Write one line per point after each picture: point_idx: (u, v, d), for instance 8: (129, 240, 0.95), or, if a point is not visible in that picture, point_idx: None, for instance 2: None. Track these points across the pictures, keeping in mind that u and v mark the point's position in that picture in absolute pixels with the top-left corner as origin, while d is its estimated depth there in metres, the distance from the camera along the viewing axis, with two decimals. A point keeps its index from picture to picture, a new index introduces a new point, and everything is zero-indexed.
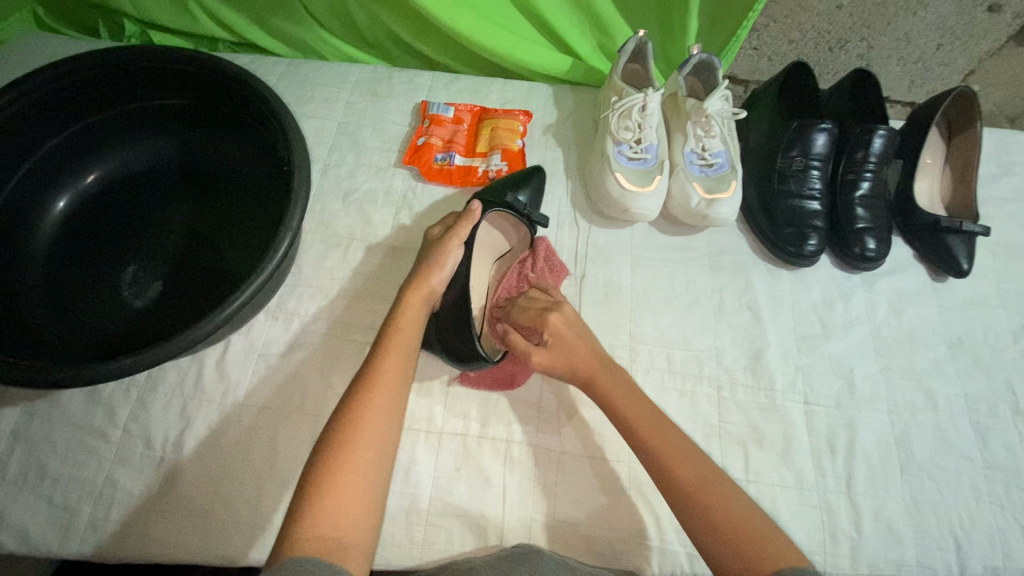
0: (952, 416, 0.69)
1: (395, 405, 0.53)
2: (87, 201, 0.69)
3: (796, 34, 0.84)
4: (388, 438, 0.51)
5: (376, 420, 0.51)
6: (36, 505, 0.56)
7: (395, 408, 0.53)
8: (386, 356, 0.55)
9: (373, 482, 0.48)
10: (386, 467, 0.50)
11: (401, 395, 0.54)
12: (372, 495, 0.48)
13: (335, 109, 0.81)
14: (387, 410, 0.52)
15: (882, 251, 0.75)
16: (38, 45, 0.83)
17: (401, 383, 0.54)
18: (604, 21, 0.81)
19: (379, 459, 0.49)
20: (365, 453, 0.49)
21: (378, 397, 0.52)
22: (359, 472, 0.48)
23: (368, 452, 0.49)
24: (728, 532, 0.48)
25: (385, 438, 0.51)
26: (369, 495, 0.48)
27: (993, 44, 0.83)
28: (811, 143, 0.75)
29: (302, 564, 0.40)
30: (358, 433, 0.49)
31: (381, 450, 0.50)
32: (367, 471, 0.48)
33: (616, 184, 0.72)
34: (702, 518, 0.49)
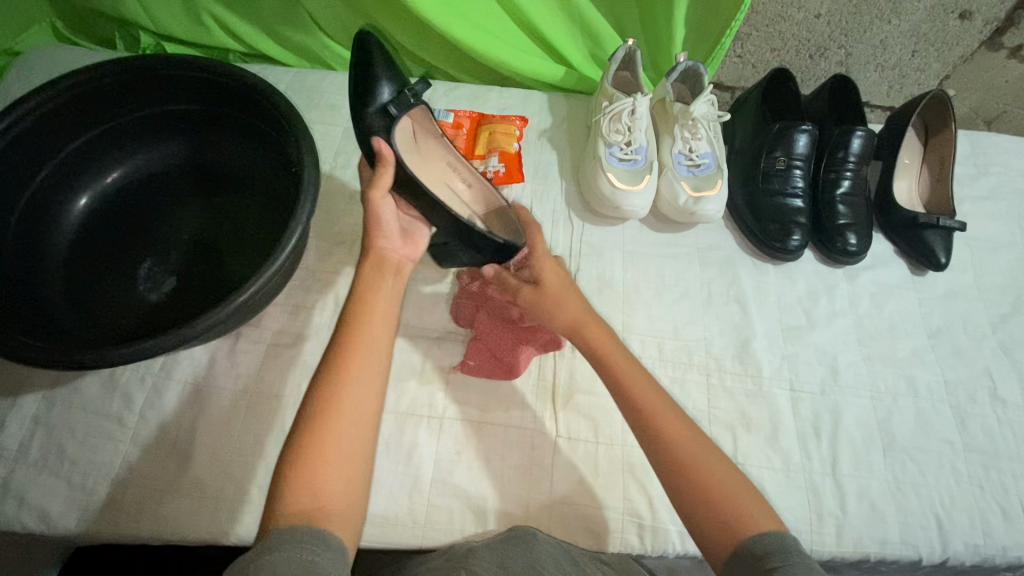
0: (932, 402, 0.72)
1: (373, 375, 0.51)
2: (106, 201, 0.72)
3: (778, 43, 0.89)
4: (370, 403, 0.50)
5: (352, 393, 0.49)
6: (56, 487, 0.59)
7: (376, 375, 0.51)
8: (358, 328, 0.53)
9: (358, 448, 0.48)
10: (372, 432, 0.49)
11: (380, 362, 0.52)
12: (359, 461, 0.47)
13: (340, 115, 0.85)
14: (364, 382, 0.50)
15: (863, 246, 0.79)
16: (60, 56, 0.87)
17: (379, 350, 0.53)
18: (595, 31, 0.85)
19: (363, 425, 0.49)
20: (348, 420, 0.48)
21: (352, 366, 0.50)
22: (340, 444, 0.47)
23: (351, 419, 0.48)
24: (711, 499, 0.49)
25: (367, 403, 0.50)
26: (355, 461, 0.47)
27: (965, 50, 0.88)
28: (794, 143, 0.79)
29: (290, 539, 0.40)
30: (335, 404, 0.48)
31: (364, 416, 0.49)
32: (349, 437, 0.47)
33: (608, 183, 0.76)
34: (690, 486, 0.50)
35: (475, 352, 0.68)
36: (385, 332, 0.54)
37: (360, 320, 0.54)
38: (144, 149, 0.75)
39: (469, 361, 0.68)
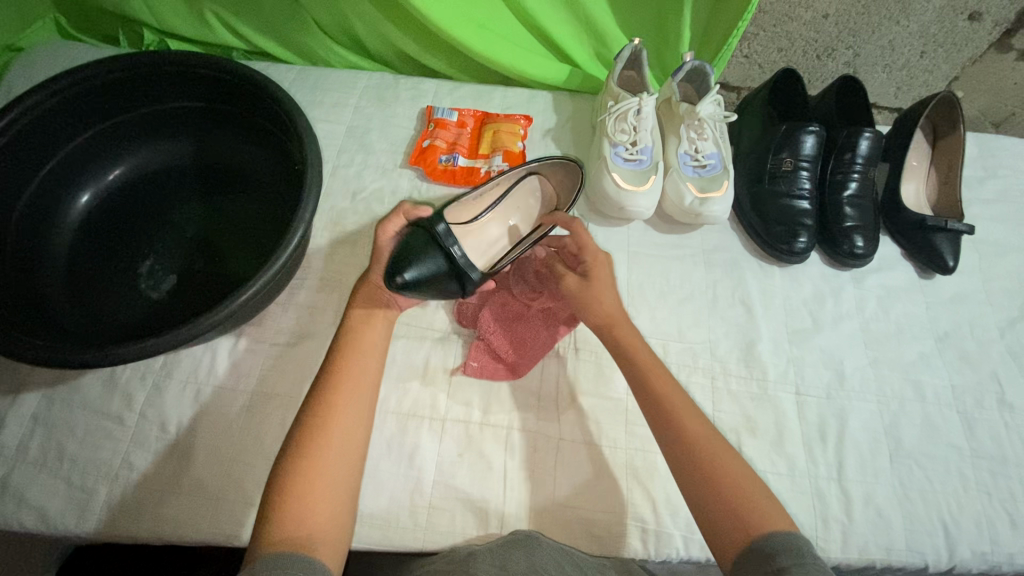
0: (939, 407, 0.71)
1: (359, 406, 0.55)
2: (109, 197, 0.72)
3: (785, 43, 0.88)
4: (355, 438, 0.54)
5: (342, 421, 0.53)
6: (55, 486, 0.58)
7: (361, 411, 0.55)
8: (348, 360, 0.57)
9: (344, 479, 0.51)
10: (356, 466, 0.53)
11: (365, 400, 0.56)
12: (344, 492, 0.50)
13: (344, 113, 0.84)
14: (352, 410, 0.54)
15: (870, 248, 0.78)
16: (62, 52, 0.87)
17: (364, 388, 0.57)
18: (601, 30, 0.85)
19: (349, 457, 0.52)
20: (335, 453, 0.51)
21: (342, 396, 0.54)
22: (329, 469, 0.50)
23: (338, 451, 0.51)
24: (726, 496, 0.50)
25: (354, 431, 0.53)
26: (340, 491, 0.50)
27: (974, 52, 0.87)
28: (800, 145, 0.79)
29: (281, 552, 0.43)
30: (326, 430, 0.52)
31: (350, 449, 0.52)
32: (334, 468, 0.50)
33: (613, 183, 0.75)
34: (710, 484, 0.51)
35: (479, 353, 0.68)
36: (370, 370, 0.58)
37: (347, 360, 0.57)
38: (147, 147, 0.75)
39: (471, 362, 0.67)
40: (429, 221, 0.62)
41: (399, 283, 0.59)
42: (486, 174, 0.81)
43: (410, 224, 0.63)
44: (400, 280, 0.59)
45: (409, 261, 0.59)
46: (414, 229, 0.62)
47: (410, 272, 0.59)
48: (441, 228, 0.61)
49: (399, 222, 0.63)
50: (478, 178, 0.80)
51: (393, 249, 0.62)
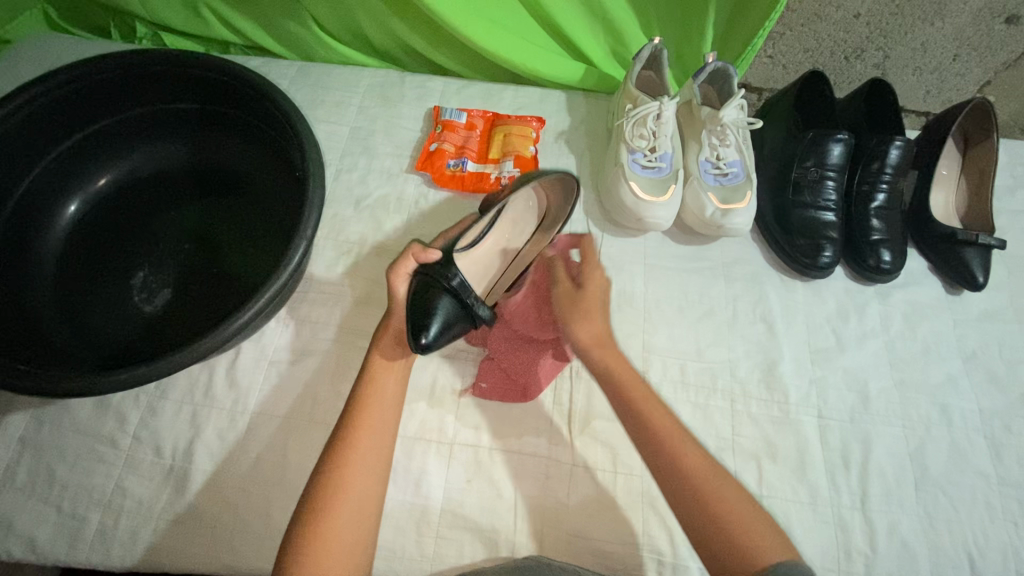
0: (966, 431, 0.68)
1: (373, 467, 0.53)
2: (97, 204, 0.68)
3: (812, 43, 0.83)
4: (369, 497, 0.52)
5: (355, 484, 0.51)
6: (46, 513, 0.56)
7: (375, 468, 0.53)
8: (364, 416, 0.55)
9: (357, 541, 0.49)
10: (370, 525, 0.51)
11: (381, 455, 0.54)
12: (357, 554, 0.49)
13: (347, 113, 0.80)
14: (366, 472, 0.52)
15: (897, 263, 0.75)
16: (49, 46, 0.82)
17: (380, 441, 0.55)
18: (619, 28, 0.80)
19: (362, 519, 0.51)
20: (347, 516, 0.50)
21: (356, 457, 0.52)
22: (341, 536, 0.49)
23: (350, 513, 0.50)
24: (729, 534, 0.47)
25: (369, 495, 0.52)
26: (353, 554, 0.49)
27: (1009, 55, 0.83)
28: (827, 153, 0.74)
29: None
30: (339, 495, 0.50)
31: (362, 509, 0.51)
32: (347, 536, 0.49)
33: (630, 192, 0.72)
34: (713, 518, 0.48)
35: (489, 373, 0.66)
36: (387, 422, 0.56)
37: (361, 415, 0.55)
38: (138, 149, 0.71)
39: (480, 384, 0.65)
40: (439, 270, 0.60)
41: (423, 345, 0.57)
42: (496, 181, 0.77)
43: (419, 271, 0.60)
44: (424, 340, 0.57)
45: (428, 319, 0.58)
46: (424, 279, 0.60)
47: (433, 331, 0.58)
48: (457, 281, 0.60)
49: (406, 267, 0.61)
50: (488, 184, 0.76)
51: (406, 294, 0.60)
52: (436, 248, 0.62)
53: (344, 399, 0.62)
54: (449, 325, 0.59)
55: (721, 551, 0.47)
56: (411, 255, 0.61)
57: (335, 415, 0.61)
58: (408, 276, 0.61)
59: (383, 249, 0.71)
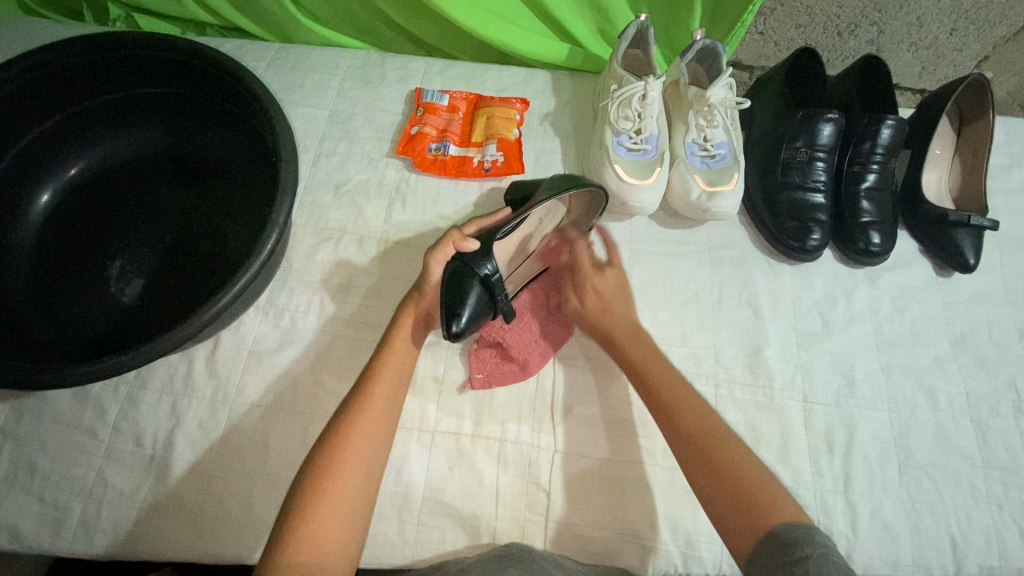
0: (953, 414, 0.68)
1: (381, 437, 0.53)
2: (71, 193, 0.67)
3: (804, 19, 0.81)
4: (373, 465, 0.52)
5: (362, 452, 0.51)
6: (28, 503, 0.56)
7: (380, 437, 0.53)
8: (376, 386, 0.55)
9: (357, 509, 0.49)
10: (371, 492, 0.51)
11: (387, 424, 0.54)
12: (356, 522, 0.49)
13: (326, 97, 0.78)
14: (373, 442, 0.52)
15: (886, 246, 0.73)
16: (20, 30, 0.80)
17: (389, 410, 0.55)
18: (604, 5, 0.78)
19: (365, 485, 0.50)
20: (353, 480, 0.50)
21: (364, 426, 0.52)
22: (343, 502, 0.48)
23: (356, 478, 0.50)
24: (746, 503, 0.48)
25: (374, 462, 0.52)
26: (351, 520, 0.48)
27: (1007, 29, 0.80)
28: (817, 133, 0.73)
29: None
30: (344, 461, 0.50)
31: (367, 476, 0.51)
32: (350, 500, 0.49)
33: (615, 176, 0.70)
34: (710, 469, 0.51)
35: (481, 365, 0.65)
36: (399, 395, 0.56)
37: (374, 385, 0.55)
38: (110, 137, 0.70)
39: (477, 376, 0.64)
40: (476, 260, 0.60)
41: (456, 332, 0.57)
42: (479, 165, 0.75)
43: (455, 258, 0.60)
44: (456, 328, 0.57)
45: (462, 309, 0.58)
46: (460, 266, 0.59)
47: (465, 320, 0.58)
48: (493, 274, 0.60)
49: (444, 251, 0.61)
50: (471, 168, 0.74)
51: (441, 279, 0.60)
52: (473, 238, 0.62)
53: (324, 388, 0.62)
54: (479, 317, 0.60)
55: (719, 503, 0.49)
56: (451, 241, 0.61)
57: (316, 404, 0.61)
58: (444, 260, 0.61)
59: (363, 236, 0.70)
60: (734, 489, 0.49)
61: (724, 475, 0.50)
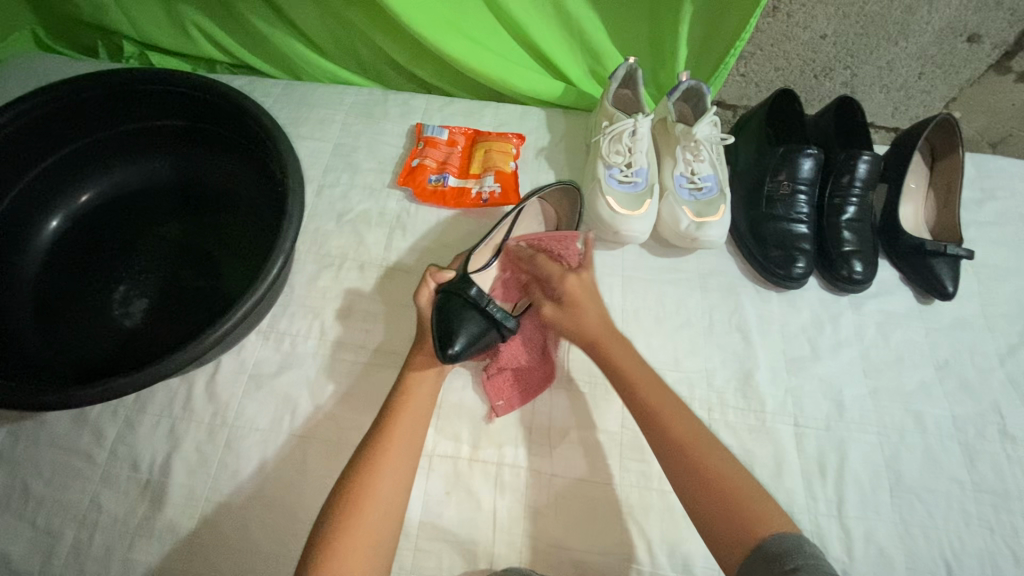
0: (940, 438, 0.70)
1: (403, 472, 0.53)
2: (78, 221, 0.69)
3: (782, 62, 0.86)
4: (396, 499, 0.52)
5: (383, 489, 0.51)
6: (20, 529, 0.55)
7: (405, 469, 0.53)
8: (396, 419, 0.55)
9: (380, 540, 0.50)
10: (393, 529, 0.51)
11: (411, 454, 0.54)
12: (378, 558, 0.49)
13: (330, 130, 0.82)
14: (395, 477, 0.52)
15: (869, 273, 0.76)
16: (37, 64, 0.84)
17: (411, 444, 0.55)
18: (595, 47, 0.82)
19: (389, 517, 0.51)
20: (375, 515, 0.50)
21: (386, 461, 0.52)
22: (365, 539, 0.49)
23: (379, 513, 0.50)
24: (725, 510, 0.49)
25: (396, 497, 0.52)
26: (374, 553, 0.49)
27: (972, 73, 0.86)
28: (798, 167, 0.76)
29: None
30: (366, 497, 0.50)
31: (389, 510, 0.51)
32: (372, 537, 0.49)
33: (607, 207, 0.74)
34: (688, 468, 0.52)
35: (499, 392, 0.66)
36: (419, 428, 0.56)
37: (395, 419, 0.55)
38: (120, 166, 0.72)
39: (498, 403, 0.65)
40: (456, 285, 0.61)
41: (451, 355, 0.59)
42: (477, 195, 0.78)
43: (439, 290, 0.63)
44: (452, 351, 0.59)
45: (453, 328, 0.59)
46: (444, 296, 0.61)
47: (460, 341, 0.59)
48: (475, 291, 0.61)
49: (426, 287, 0.63)
50: (469, 199, 0.77)
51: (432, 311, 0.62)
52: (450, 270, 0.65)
53: (322, 413, 0.62)
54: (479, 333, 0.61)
55: (711, 520, 0.50)
56: (429, 277, 0.64)
57: (313, 429, 0.61)
58: (430, 297, 0.63)
59: (364, 262, 0.72)
60: (719, 503, 0.50)
61: (709, 479, 0.51)
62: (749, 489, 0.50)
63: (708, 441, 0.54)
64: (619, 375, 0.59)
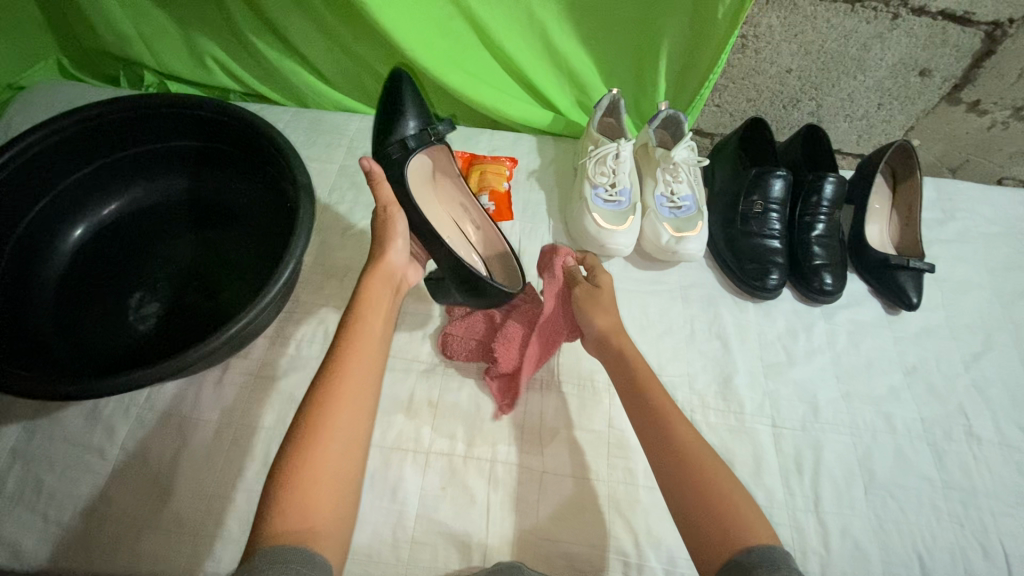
0: (910, 439, 0.73)
1: (361, 400, 0.54)
2: (99, 233, 0.74)
3: (753, 94, 0.94)
4: (357, 431, 0.52)
5: (343, 415, 0.52)
6: (30, 522, 0.58)
7: (362, 399, 0.54)
8: (351, 350, 0.56)
9: (343, 469, 0.50)
10: (356, 458, 0.51)
11: (367, 385, 0.55)
12: (343, 486, 0.49)
13: (336, 153, 0.88)
14: (353, 404, 0.53)
15: (838, 285, 0.82)
16: (63, 91, 0.91)
17: (366, 372, 0.56)
18: (582, 79, 0.90)
19: (349, 446, 0.51)
20: (337, 443, 0.50)
21: (343, 390, 0.53)
22: (327, 466, 0.49)
23: (340, 442, 0.50)
24: (715, 512, 0.49)
25: (356, 426, 0.52)
26: (340, 484, 0.49)
27: (926, 104, 0.94)
28: (770, 188, 0.82)
29: (281, 556, 0.41)
30: (326, 425, 0.50)
31: (351, 438, 0.51)
32: (332, 467, 0.49)
33: (593, 224, 0.79)
34: (679, 469, 0.52)
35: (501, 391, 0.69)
36: (373, 358, 0.57)
37: (348, 348, 0.56)
38: (140, 183, 0.78)
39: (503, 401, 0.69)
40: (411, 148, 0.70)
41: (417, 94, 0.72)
42: None
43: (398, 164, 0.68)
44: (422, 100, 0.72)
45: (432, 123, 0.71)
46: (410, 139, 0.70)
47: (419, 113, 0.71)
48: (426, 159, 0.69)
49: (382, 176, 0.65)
50: None
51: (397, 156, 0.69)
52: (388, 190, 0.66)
53: None
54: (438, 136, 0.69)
55: (701, 524, 0.49)
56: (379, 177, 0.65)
57: None
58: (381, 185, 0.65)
59: None
60: (704, 501, 0.50)
61: (695, 476, 0.51)
62: (725, 479, 0.51)
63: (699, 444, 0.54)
64: (626, 366, 0.62)
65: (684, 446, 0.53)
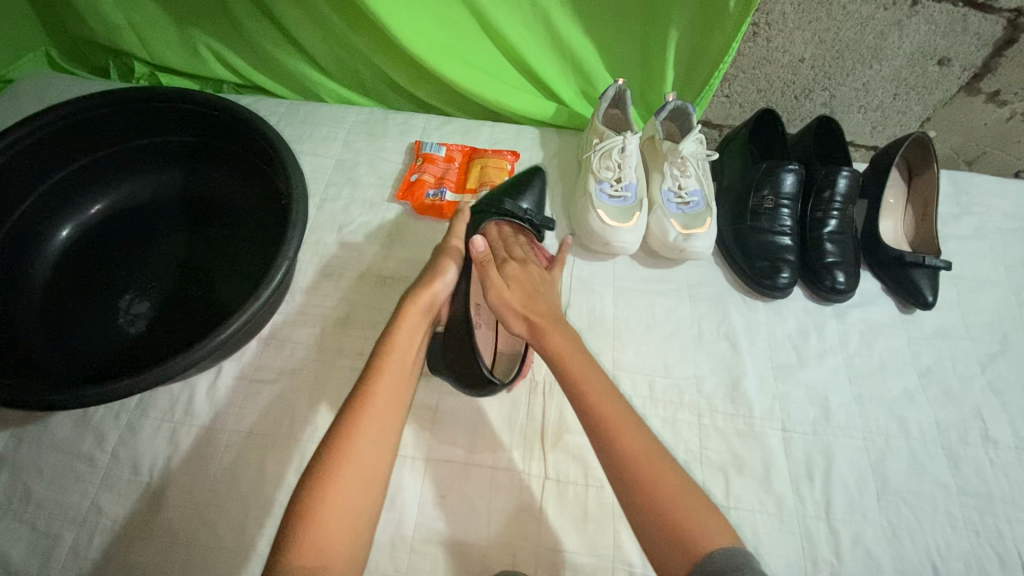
0: (925, 444, 0.71)
1: (385, 434, 0.54)
2: (88, 232, 0.72)
3: (764, 84, 0.90)
4: (377, 466, 0.53)
5: (365, 448, 0.52)
6: (20, 532, 0.56)
7: (384, 433, 0.54)
8: (380, 377, 0.56)
9: (361, 504, 0.50)
10: (373, 493, 0.52)
11: (391, 418, 0.55)
12: (358, 521, 0.50)
13: (332, 147, 0.85)
14: (377, 438, 0.53)
15: (851, 284, 0.79)
16: (51, 84, 0.88)
17: (393, 404, 0.56)
18: (586, 69, 0.86)
19: (367, 481, 0.51)
20: (357, 476, 0.50)
21: (368, 422, 0.53)
22: (344, 501, 0.49)
23: (359, 475, 0.51)
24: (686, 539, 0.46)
25: (377, 460, 0.53)
26: (356, 519, 0.49)
27: (944, 94, 0.90)
28: (781, 182, 0.79)
29: None
30: (349, 456, 0.51)
31: (371, 472, 0.52)
32: (349, 502, 0.49)
33: (598, 220, 0.77)
34: (653, 506, 0.48)
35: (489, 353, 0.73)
36: (403, 390, 0.58)
37: (378, 376, 0.56)
38: (130, 181, 0.75)
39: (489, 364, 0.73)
40: (490, 203, 0.75)
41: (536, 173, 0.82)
42: None
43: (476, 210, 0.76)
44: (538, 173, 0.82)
45: (503, 199, 0.75)
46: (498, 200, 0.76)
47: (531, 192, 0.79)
48: (505, 207, 0.74)
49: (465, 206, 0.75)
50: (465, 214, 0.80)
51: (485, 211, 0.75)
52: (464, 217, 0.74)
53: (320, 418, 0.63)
54: (513, 214, 0.74)
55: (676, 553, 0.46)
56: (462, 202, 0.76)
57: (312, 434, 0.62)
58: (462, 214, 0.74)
59: (364, 271, 0.74)
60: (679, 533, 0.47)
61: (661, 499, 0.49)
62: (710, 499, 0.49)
63: (671, 465, 0.51)
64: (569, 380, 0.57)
65: (661, 466, 0.50)
